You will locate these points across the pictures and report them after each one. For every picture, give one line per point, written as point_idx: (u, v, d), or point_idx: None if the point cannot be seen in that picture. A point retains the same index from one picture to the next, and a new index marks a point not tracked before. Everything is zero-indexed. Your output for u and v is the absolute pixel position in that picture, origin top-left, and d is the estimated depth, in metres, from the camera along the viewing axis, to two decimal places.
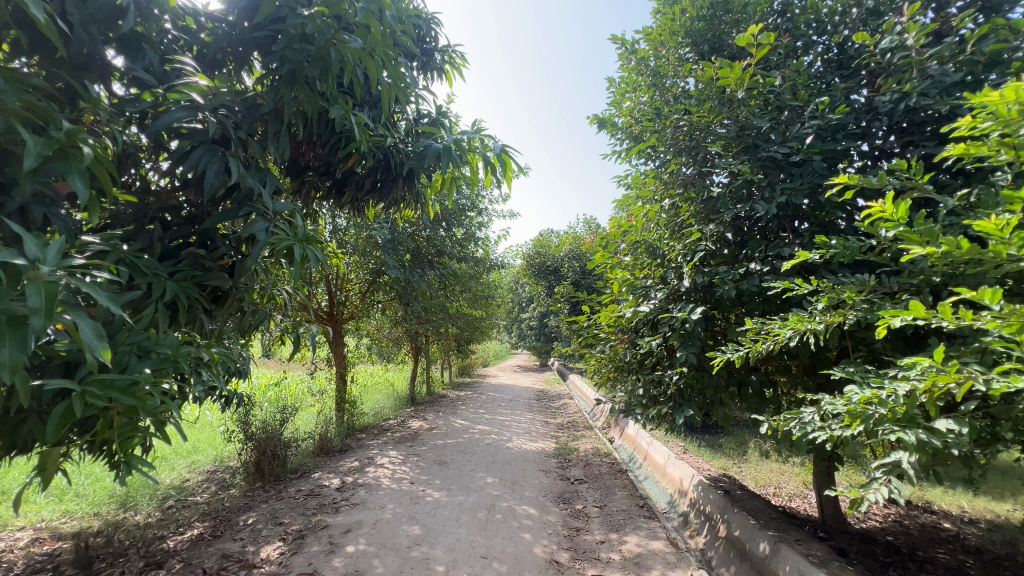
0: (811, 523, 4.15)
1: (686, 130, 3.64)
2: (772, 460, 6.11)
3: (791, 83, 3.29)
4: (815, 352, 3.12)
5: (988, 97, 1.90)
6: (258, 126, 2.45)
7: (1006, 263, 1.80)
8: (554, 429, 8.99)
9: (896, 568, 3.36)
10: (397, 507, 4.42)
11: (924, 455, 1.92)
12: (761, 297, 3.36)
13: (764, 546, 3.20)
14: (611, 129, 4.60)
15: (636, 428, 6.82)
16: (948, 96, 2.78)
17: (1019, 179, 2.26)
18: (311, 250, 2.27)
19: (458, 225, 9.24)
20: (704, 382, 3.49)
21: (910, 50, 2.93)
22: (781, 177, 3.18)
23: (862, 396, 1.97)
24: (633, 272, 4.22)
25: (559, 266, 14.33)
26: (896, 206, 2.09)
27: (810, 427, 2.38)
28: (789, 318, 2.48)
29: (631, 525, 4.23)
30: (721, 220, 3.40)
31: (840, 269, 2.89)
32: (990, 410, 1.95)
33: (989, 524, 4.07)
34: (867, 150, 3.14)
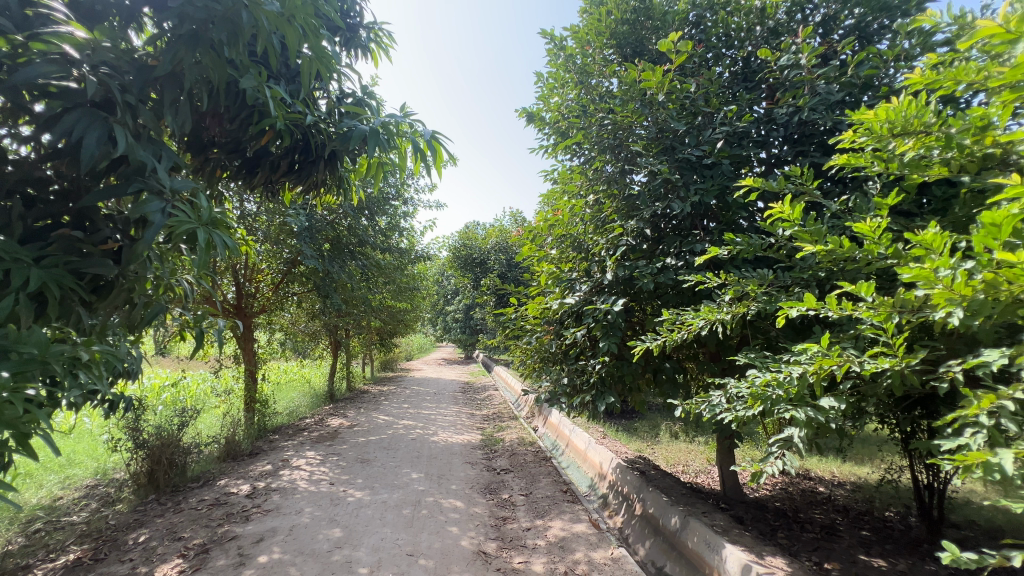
0: (714, 496, 4.56)
1: (610, 129, 3.78)
2: (680, 440, 6.64)
3: (704, 90, 3.54)
4: (721, 341, 3.41)
5: (865, 116, 2.15)
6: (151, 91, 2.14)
7: (877, 261, 2.07)
8: (479, 421, 9.04)
9: (783, 530, 3.80)
10: (315, 511, 4.18)
11: (811, 430, 2.18)
12: (676, 290, 3.60)
13: (675, 520, 3.46)
14: (539, 124, 4.66)
15: (559, 417, 7.05)
16: (832, 112, 3.14)
17: (886, 188, 2.61)
18: (218, 235, 2.03)
19: (382, 215, 8.89)
20: (624, 370, 3.68)
21: (803, 68, 3.27)
22: (694, 178, 3.42)
23: (763, 380, 2.19)
24: (559, 266, 4.30)
25: (486, 258, 14.34)
26: (792, 209, 2.33)
27: (718, 409, 2.60)
28: (701, 309, 2.67)
29: (555, 510, 4.37)
30: (640, 217, 3.63)
31: (743, 264, 3.17)
32: (862, 389, 2.25)
33: (853, 486, 4.75)
34: (765, 157, 3.45)
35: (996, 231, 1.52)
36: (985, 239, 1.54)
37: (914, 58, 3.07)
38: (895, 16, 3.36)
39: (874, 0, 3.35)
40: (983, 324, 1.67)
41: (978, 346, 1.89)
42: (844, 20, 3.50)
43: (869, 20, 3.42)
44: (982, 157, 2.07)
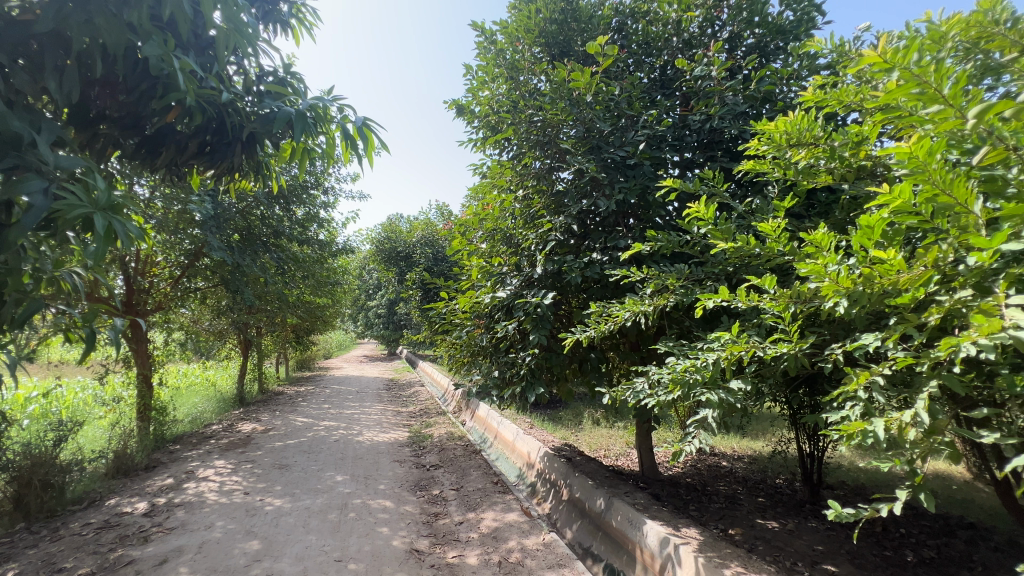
0: (634, 476, 4.86)
1: (539, 126, 3.85)
2: (602, 426, 7.00)
3: (627, 94, 3.73)
4: (641, 331, 3.64)
5: (768, 126, 2.39)
6: (29, 44, 1.85)
7: (776, 257, 2.33)
8: (406, 418, 8.84)
9: (694, 503, 4.16)
10: (227, 524, 3.85)
11: (722, 410, 2.41)
12: (601, 284, 3.77)
13: (601, 502, 3.64)
14: (468, 117, 4.61)
15: (487, 409, 7.12)
16: (738, 122, 3.45)
17: (782, 193, 2.93)
18: (122, 223, 1.81)
19: (299, 204, 8.33)
20: (552, 361, 3.79)
21: (714, 80, 3.55)
22: (619, 177, 3.59)
23: (683, 366, 2.37)
24: (489, 261, 4.30)
25: (411, 252, 13.97)
26: (707, 208, 2.53)
27: (642, 394, 2.77)
28: (627, 301, 2.82)
29: (487, 502, 4.41)
30: (568, 213, 3.77)
31: (662, 259, 3.40)
32: (762, 371, 2.52)
33: (750, 458, 5.32)
34: (680, 160, 3.71)
35: (870, 232, 1.78)
36: (863, 239, 1.80)
37: (803, 78, 3.46)
38: (788, 40, 3.76)
39: (772, 24, 3.73)
40: (859, 311, 1.95)
41: (853, 331, 2.20)
42: (746, 39, 3.85)
43: (767, 42, 3.79)
44: (858, 169, 2.40)
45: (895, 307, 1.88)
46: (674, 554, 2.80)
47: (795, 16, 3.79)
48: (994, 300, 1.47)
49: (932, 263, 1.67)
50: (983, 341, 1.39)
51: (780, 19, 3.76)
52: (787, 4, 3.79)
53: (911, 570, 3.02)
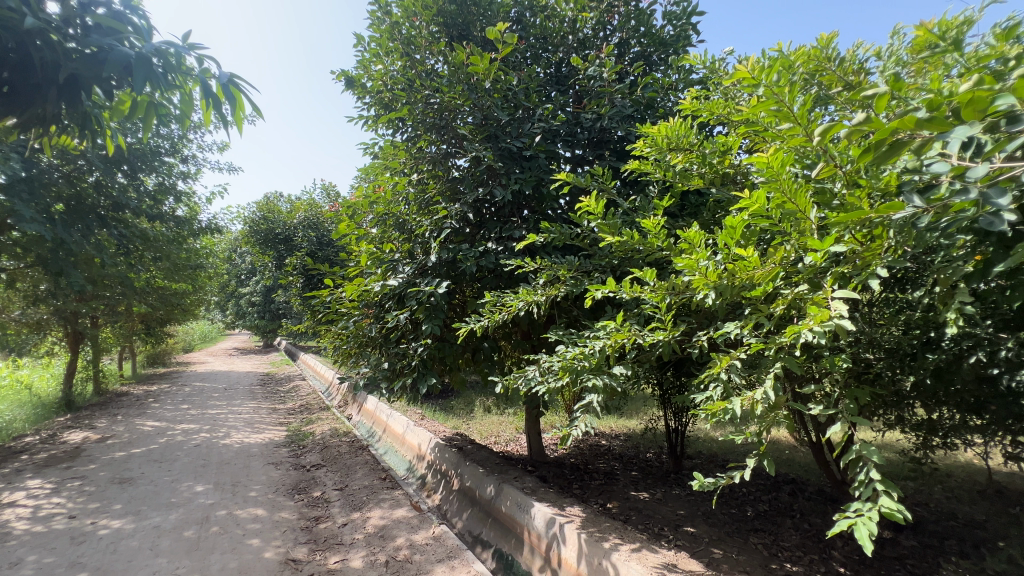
0: (523, 460, 5.01)
1: (436, 109, 3.72)
2: (493, 413, 7.14)
3: (524, 86, 3.77)
4: (533, 321, 3.74)
5: (652, 129, 2.57)
6: None
7: (657, 252, 2.52)
8: (284, 415, 8.13)
9: (578, 482, 4.42)
10: (43, 558, 3.16)
11: (606, 394, 2.55)
12: (495, 274, 3.79)
13: (491, 489, 3.69)
14: (359, 91, 4.28)
15: (376, 402, 6.84)
16: (625, 125, 3.68)
17: (661, 193, 3.19)
18: None
19: (148, 173, 7.10)
20: (446, 350, 3.73)
21: (604, 81, 3.74)
22: (515, 168, 3.62)
23: (572, 354, 2.47)
24: (380, 247, 4.03)
25: (291, 234, 12.76)
26: (597, 203, 2.65)
27: (533, 382, 2.83)
28: (521, 291, 2.85)
29: (374, 499, 4.21)
30: (464, 201, 3.71)
31: (554, 251, 3.51)
32: (641, 357, 2.72)
33: (625, 436, 5.82)
34: (571, 157, 3.86)
35: (734, 232, 2.00)
36: (727, 238, 2.01)
37: (680, 90, 3.79)
38: (668, 52, 4.08)
39: (655, 37, 4.01)
40: (721, 302, 2.19)
41: (715, 320, 2.48)
42: (632, 48, 4.10)
43: (650, 52, 4.08)
44: (723, 175, 2.69)
45: (750, 299, 2.14)
46: (559, 533, 2.94)
47: (674, 31, 4.11)
48: (824, 293, 1.74)
49: (778, 261, 1.93)
50: (816, 328, 1.64)
51: (662, 32, 4.07)
52: (668, 19, 4.11)
53: (751, 523, 3.54)
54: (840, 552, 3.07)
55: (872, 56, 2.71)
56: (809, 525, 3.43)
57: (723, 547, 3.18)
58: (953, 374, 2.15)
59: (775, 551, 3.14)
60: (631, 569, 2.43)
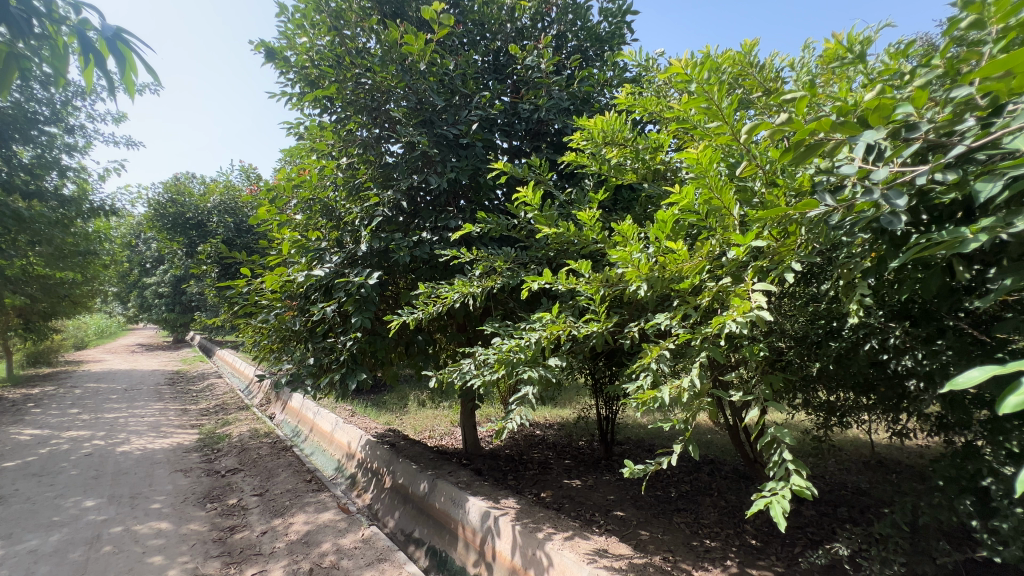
0: (458, 453, 4.95)
1: (367, 90, 3.53)
2: (427, 407, 7.02)
3: (461, 71, 3.66)
4: (468, 313, 3.68)
5: (589, 122, 2.59)
6: None
7: (592, 244, 2.55)
8: (196, 416, 7.46)
9: (512, 473, 4.43)
10: None
11: (542, 386, 2.55)
12: (430, 264, 3.67)
13: (424, 486, 3.60)
14: (281, 65, 3.94)
15: (302, 400, 6.46)
16: (562, 117, 3.69)
17: (596, 187, 3.23)
18: None
19: (23, 143, 6.14)
20: (377, 344, 3.56)
21: (543, 71, 3.73)
22: (451, 156, 3.51)
23: (508, 347, 2.44)
24: (305, 235, 3.75)
25: (203, 219, 11.66)
26: (534, 194, 2.63)
27: (468, 375, 2.77)
28: (456, 282, 2.77)
29: (298, 503, 3.96)
30: (397, 188, 3.54)
31: (491, 242, 3.46)
32: (575, 348, 2.74)
33: (559, 425, 5.94)
34: (508, 147, 3.81)
35: (665, 226, 2.06)
36: (658, 232, 2.07)
37: (615, 86, 3.86)
38: (604, 48, 4.13)
39: (591, 32, 4.06)
40: (652, 294, 2.25)
41: (645, 312, 2.55)
42: (569, 41, 4.12)
43: (587, 47, 4.11)
44: (654, 171, 2.77)
45: (679, 291, 2.22)
46: (493, 526, 2.92)
47: (610, 27, 4.17)
48: (746, 286, 1.83)
49: (704, 255, 2.02)
50: (740, 318, 1.72)
51: (599, 28, 4.11)
52: (604, 16, 4.17)
53: (674, 504, 3.73)
54: (752, 525, 3.32)
55: (787, 67, 2.90)
56: (726, 501, 3.69)
57: (650, 528, 3.33)
58: (850, 360, 2.37)
59: (696, 529, 3.34)
60: (564, 558, 2.46)
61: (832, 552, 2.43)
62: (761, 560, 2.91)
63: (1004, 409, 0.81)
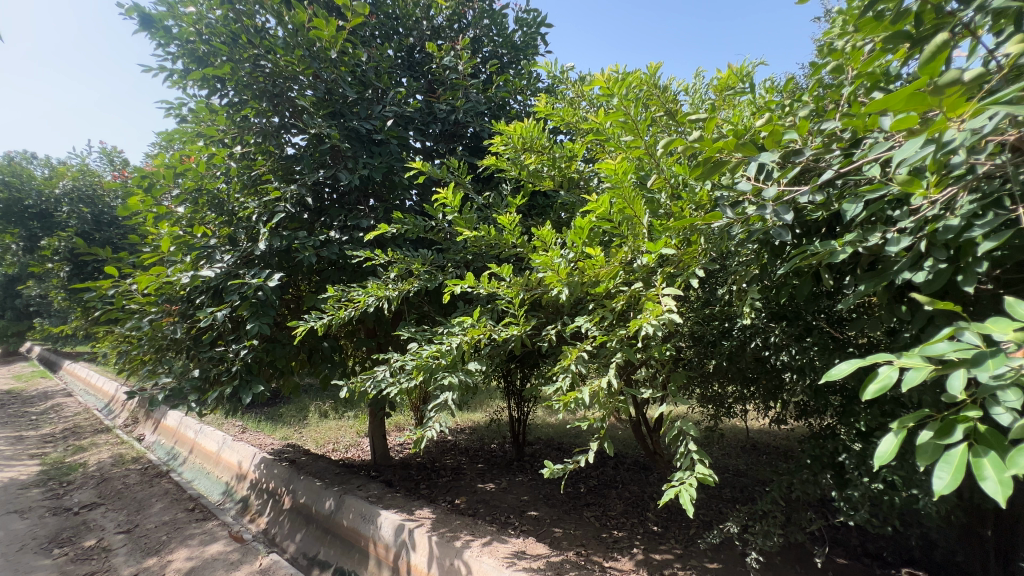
0: (366, 465, 4.69)
1: (268, 74, 3.22)
2: (330, 419, 6.58)
3: (375, 64, 3.50)
4: (379, 317, 3.52)
5: (508, 127, 2.60)
6: None
7: (511, 248, 2.56)
8: (36, 444, 6.22)
9: (425, 481, 4.31)
10: None
11: (461, 392, 2.50)
12: (338, 266, 3.45)
13: (330, 503, 3.37)
14: (160, 36, 3.45)
15: (180, 417, 5.70)
16: (478, 120, 3.68)
17: (513, 192, 3.27)
18: None
19: None
20: (277, 353, 3.25)
21: (460, 73, 3.70)
22: (363, 152, 3.34)
23: (427, 352, 2.37)
24: (188, 230, 3.31)
25: (48, 208, 9.81)
26: (454, 196, 2.59)
27: (383, 384, 2.64)
28: (370, 286, 2.63)
29: (176, 537, 3.46)
30: (301, 182, 3.27)
31: (405, 244, 3.33)
32: (493, 352, 2.74)
33: (471, 430, 5.91)
34: (423, 147, 3.71)
35: (582, 232, 2.13)
36: (576, 237, 2.14)
37: (530, 94, 3.95)
38: (519, 57, 4.21)
39: (507, 40, 4.12)
40: (570, 298, 2.33)
41: (561, 315, 2.63)
42: (485, 45, 4.14)
43: (502, 54, 4.16)
44: (569, 179, 2.87)
45: (594, 295, 2.32)
46: (408, 539, 2.80)
47: (524, 37, 4.27)
48: (657, 291, 1.96)
49: (619, 261, 2.14)
50: (654, 321, 1.84)
51: (514, 37, 4.18)
52: (519, 25, 4.25)
53: (583, 498, 3.89)
54: (653, 512, 3.57)
55: (683, 91, 3.18)
56: (629, 492, 3.93)
57: (563, 525, 3.44)
58: (738, 357, 2.65)
59: (604, 521, 3.51)
60: (482, 565, 2.43)
61: (723, 531, 2.69)
62: (662, 544, 3.14)
63: (864, 396, 0.97)
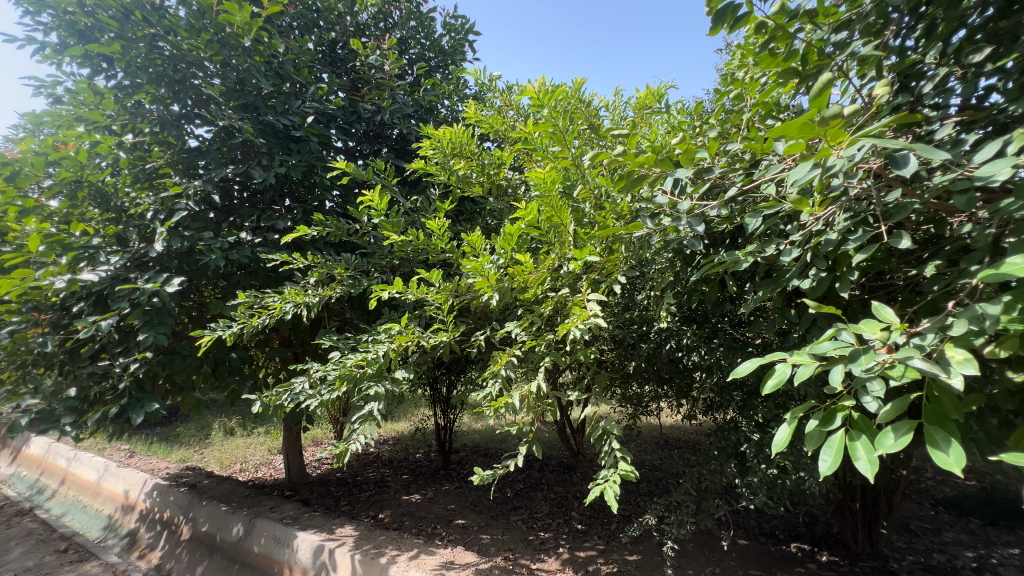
0: (279, 485, 4.35)
1: (167, 57, 2.92)
2: (237, 436, 6.03)
3: (293, 57, 3.30)
4: (296, 325, 3.30)
5: (437, 131, 2.57)
6: None
7: (440, 253, 2.53)
8: None
9: (346, 497, 4.09)
10: None
11: (387, 401, 2.42)
12: (250, 270, 3.18)
13: (238, 529, 3.08)
14: (29, 2, 2.98)
15: (49, 444, 4.91)
16: (405, 123, 3.61)
17: (441, 197, 3.24)
18: None
19: None
20: (175, 366, 2.93)
21: (386, 73, 3.61)
22: (280, 148, 3.13)
23: (352, 361, 2.26)
24: (63, 227, 2.87)
25: None
26: (380, 199, 2.50)
27: (302, 396, 2.47)
28: (288, 291, 2.46)
29: None
30: (207, 178, 2.99)
31: (326, 247, 3.16)
32: (420, 359, 2.67)
33: (394, 441, 5.72)
34: (346, 147, 3.56)
35: (511, 239, 2.15)
36: (505, 244, 2.15)
37: (458, 100, 3.95)
38: (447, 63, 4.19)
39: (435, 44, 4.08)
40: (499, 304, 2.34)
41: (489, 320, 2.64)
42: (412, 48, 4.07)
43: (429, 57, 4.11)
44: (497, 186, 2.90)
45: (523, 301, 2.35)
46: (328, 560, 2.64)
47: (452, 42, 4.26)
48: (584, 296, 2.03)
49: (546, 267, 2.20)
50: (581, 325, 1.90)
51: (442, 42, 4.16)
52: (447, 30, 4.24)
53: (510, 502, 3.92)
54: (577, 511, 3.68)
55: (604, 107, 3.35)
56: (555, 493, 4.03)
57: (491, 531, 3.43)
58: (655, 359, 2.83)
59: (531, 523, 3.56)
60: None
61: (643, 524, 2.84)
62: (586, 542, 3.24)
63: (765, 391, 1.07)
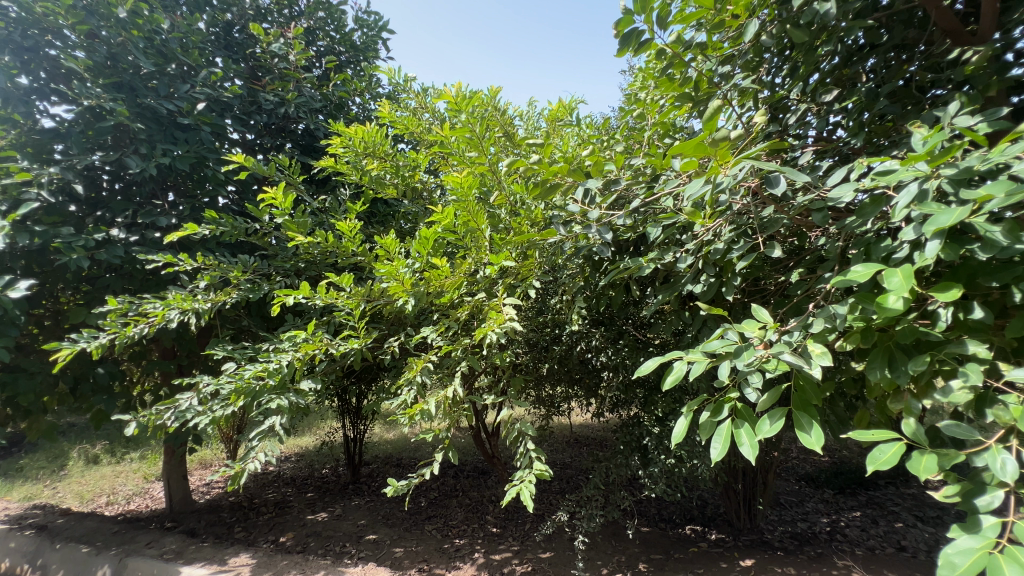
0: (156, 516, 3.83)
1: (13, 19, 2.47)
2: (102, 465, 5.21)
3: (180, 35, 2.97)
4: (181, 335, 2.94)
5: (348, 128, 2.45)
6: None
7: (350, 256, 2.41)
8: None
9: (240, 523, 3.72)
10: None
11: (291, 415, 2.25)
12: (123, 271, 2.78)
13: (104, 572, 2.66)
14: None
15: None
16: (312, 117, 3.40)
17: (351, 197, 3.09)
18: None
19: None
20: (20, 385, 2.46)
21: (291, 63, 3.37)
22: (162, 135, 2.78)
23: (250, 373, 2.07)
24: None
25: None
26: (284, 197, 2.33)
27: (188, 414, 2.21)
28: (172, 297, 2.19)
29: None
30: (68, 164, 2.57)
31: (219, 248, 2.87)
32: (328, 368, 2.52)
33: (298, 457, 5.31)
34: (244, 139, 3.27)
35: (427, 243, 2.11)
36: (421, 247, 2.11)
37: (371, 98, 3.81)
38: (359, 58, 4.02)
39: (346, 38, 3.90)
40: (415, 309, 2.29)
41: (403, 326, 2.56)
42: (320, 39, 3.85)
43: (340, 51, 3.92)
44: (412, 188, 2.83)
45: (439, 305, 2.32)
46: None
47: (364, 38, 4.10)
48: (500, 300, 2.05)
49: (463, 272, 2.20)
50: (498, 329, 1.92)
51: (354, 36, 3.99)
52: (359, 25, 4.08)
53: (425, 512, 3.83)
54: (493, 515, 3.70)
55: (518, 116, 3.43)
56: (470, 499, 4.01)
57: (405, 543, 3.33)
58: (567, 361, 2.94)
59: (446, 531, 3.51)
60: None
61: (556, 521, 2.93)
62: (501, 544, 3.27)
63: (664, 387, 1.16)
